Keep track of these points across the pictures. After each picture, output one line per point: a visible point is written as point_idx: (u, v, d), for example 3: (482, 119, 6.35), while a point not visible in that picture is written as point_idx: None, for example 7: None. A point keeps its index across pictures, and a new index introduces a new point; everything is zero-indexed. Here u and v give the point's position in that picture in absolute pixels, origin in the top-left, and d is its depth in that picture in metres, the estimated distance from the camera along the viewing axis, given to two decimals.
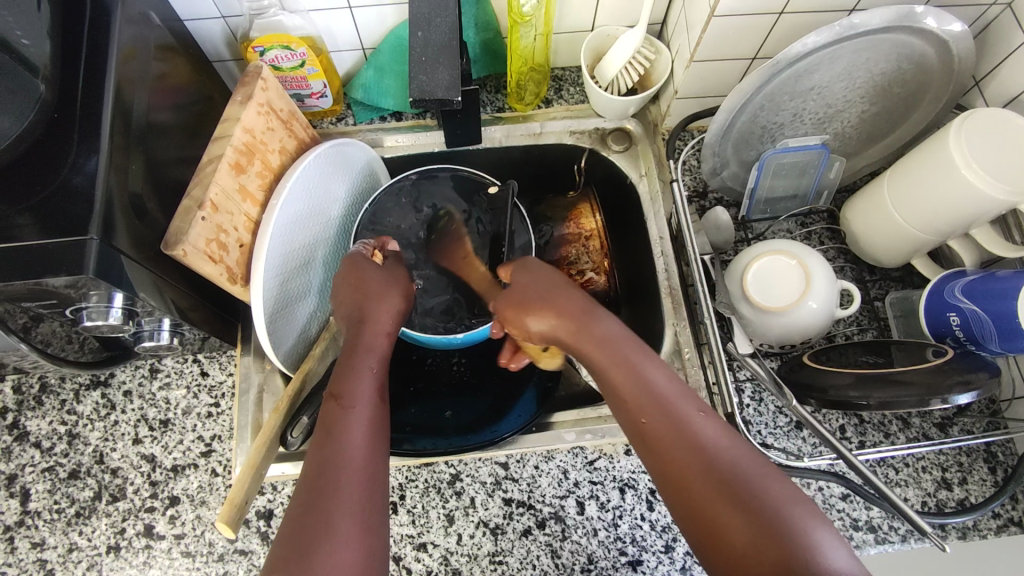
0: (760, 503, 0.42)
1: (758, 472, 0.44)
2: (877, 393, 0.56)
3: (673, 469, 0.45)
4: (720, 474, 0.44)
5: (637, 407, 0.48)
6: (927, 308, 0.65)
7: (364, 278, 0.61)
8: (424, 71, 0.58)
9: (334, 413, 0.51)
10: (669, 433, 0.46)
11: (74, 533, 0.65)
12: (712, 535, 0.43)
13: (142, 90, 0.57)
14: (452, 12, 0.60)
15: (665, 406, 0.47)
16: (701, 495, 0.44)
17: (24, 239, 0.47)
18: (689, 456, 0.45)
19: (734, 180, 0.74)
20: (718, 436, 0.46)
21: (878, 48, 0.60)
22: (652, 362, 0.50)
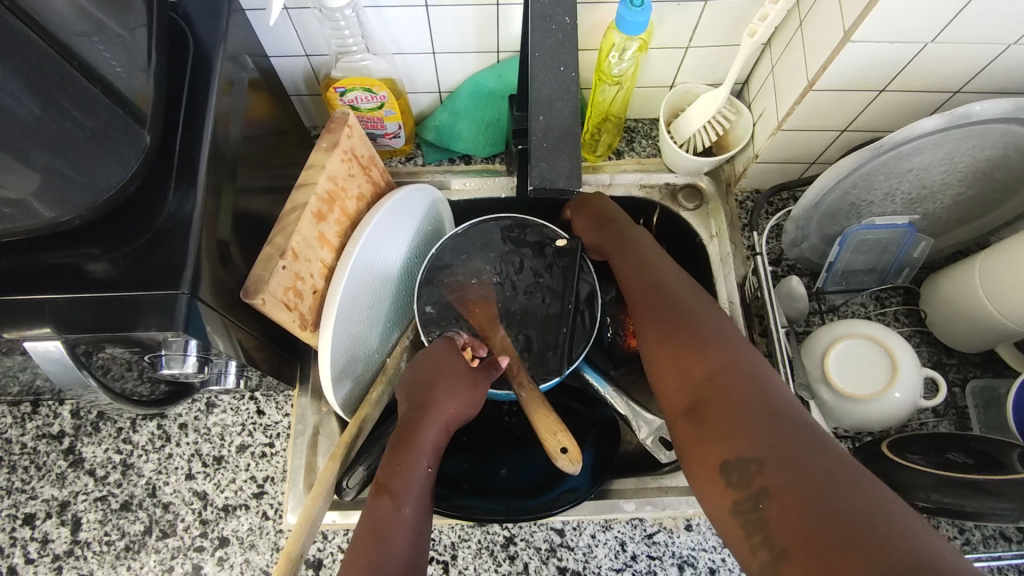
0: (695, 325, 0.52)
1: (701, 318, 0.52)
2: (971, 500, 0.53)
3: (641, 311, 0.57)
4: (667, 305, 0.55)
5: (629, 273, 0.61)
6: (1017, 404, 0.62)
7: (437, 372, 0.60)
8: (546, 160, 0.55)
9: (383, 508, 0.50)
10: (641, 288, 0.58)
11: (123, 567, 0.65)
12: (656, 357, 0.52)
13: (234, 134, 0.57)
14: (573, 94, 0.56)
15: (643, 269, 0.60)
16: (650, 326, 0.54)
17: (117, 288, 0.47)
18: (651, 296, 0.57)
19: (812, 252, 0.72)
20: (677, 287, 0.57)
21: (985, 137, 0.57)
22: (642, 242, 0.64)
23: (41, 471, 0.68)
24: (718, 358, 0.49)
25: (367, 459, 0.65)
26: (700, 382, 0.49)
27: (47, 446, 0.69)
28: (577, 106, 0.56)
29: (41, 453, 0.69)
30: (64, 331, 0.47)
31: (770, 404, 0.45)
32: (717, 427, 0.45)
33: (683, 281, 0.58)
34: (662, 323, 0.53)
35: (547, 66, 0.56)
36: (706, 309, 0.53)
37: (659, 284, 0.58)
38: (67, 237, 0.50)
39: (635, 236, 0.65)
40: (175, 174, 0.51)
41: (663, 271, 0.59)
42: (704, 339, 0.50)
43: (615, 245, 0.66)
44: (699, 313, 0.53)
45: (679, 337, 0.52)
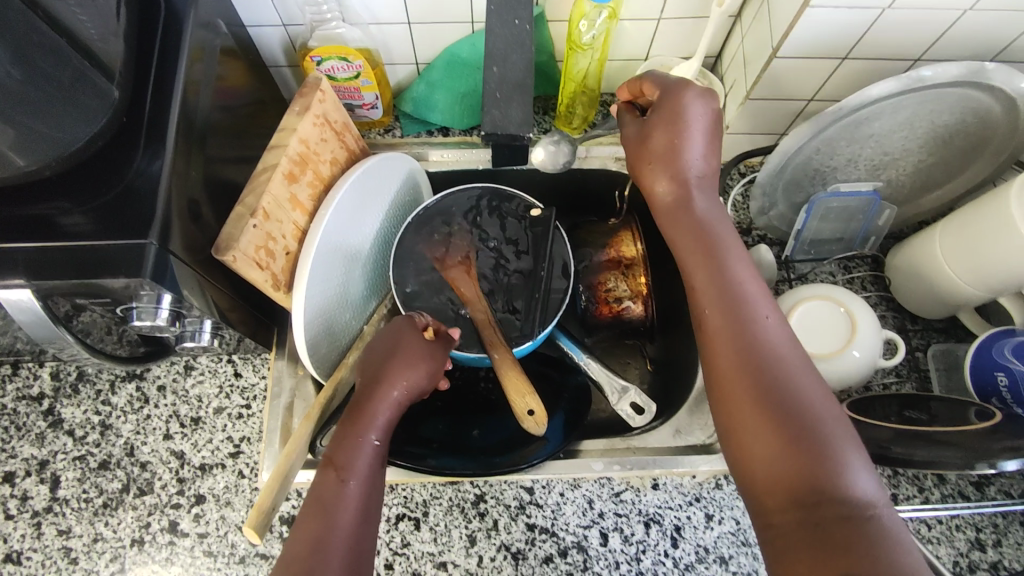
0: (808, 428, 0.43)
1: (812, 400, 0.45)
2: (921, 451, 0.55)
3: (728, 378, 0.47)
4: (771, 389, 0.45)
5: (711, 313, 0.49)
6: (974, 366, 0.64)
7: (398, 342, 0.59)
8: (498, 107, 0.59)
9: (332, 482, 0.50)
10: (735, 353, 0.47)
11: (101, 524, 0.66)
12: (744, 439, 0.45)
13: (206, 96, 0.58)
14: (525, 47, 0.61)
15: (740, 321, 0.48)
16: (747, 401, 0.46)
17: (85, 239, 0.49)
18: (754, 367, 0.46)
19: (780, 220, 0.73)
20: (768, 348, 0.47)
21: (942, 101, 0.59)
22: (734, 272, 0.51)
23: (21, 431, 0.69)
24: (832, 479, 0.41)
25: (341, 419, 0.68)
26: (795, 487, 0.42)
27: (26, 407, 0.70)
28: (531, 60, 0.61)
29: (21, 414, 0.70)
30: (33, 280, 0.48)
31: (890, 529, 0.39)
32: (831, 547, 0.39)
33: (795, 350, 0.47)
34: (756, 400, 0.45)
35: (503, 19, 0.62)
36: (824, 408, 0.44)
37: (764, 351, 0.47)
38: (39, 190, 0.51)
39: (729, 266, 0.51)
40: (146, 131, 0.52)
41: (767, 331, 0.48)
42: (816, 437, 0.43)
43: (701, 262, 0.52)
44: (816, 413, 0.44)
45: (784, 423, 0.44)
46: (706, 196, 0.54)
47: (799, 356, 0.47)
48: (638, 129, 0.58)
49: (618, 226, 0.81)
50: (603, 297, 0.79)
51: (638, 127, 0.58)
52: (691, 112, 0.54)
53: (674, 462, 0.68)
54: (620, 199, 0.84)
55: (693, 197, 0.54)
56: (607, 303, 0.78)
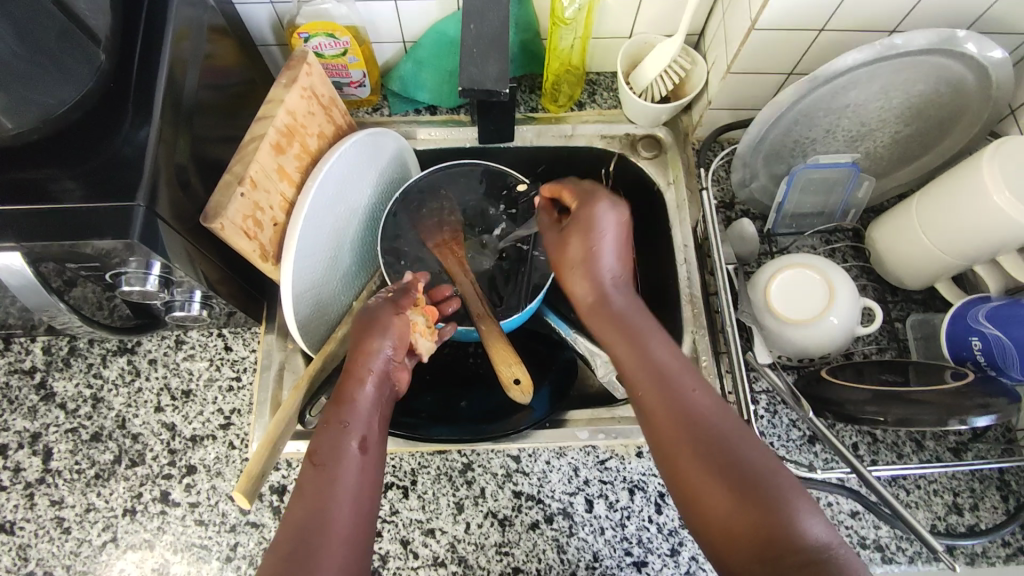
0: (756, 486, 0.44)
1: (745, 451, 0.46)
2: (895, 409, 0.56)
3: (674, 451, 0.47)
4: (713, 458, 0.46)
5: (644, 394, 0.49)
6: (949, 332, 0.66)
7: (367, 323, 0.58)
8: (474, 63, 0.63)
9: (319, 472, 0.48)
10: (676, 423, 0.47)
11: (93, 494, 0.67)
12: (701, 506, 0.45)
13: (193, 68, 0.59)
14: (503, 5, 0.66)
15: (673, 396, 0.48)
16: (690, 467, 0.46)
17: (74, 203, 0.49)
18: (694, 441, 0.46)
19: (762, 193, 0.75)
20: (701, 409, 0.48)
21: (915, 70, 0.61)
22: (657, 354, 0.51)
23: (13, 404, 0.70)
24: (789, 532, 0.42)
25: None
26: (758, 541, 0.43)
27: (19, 381, 0.71)
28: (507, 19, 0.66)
29: (13, 387, 0.71)
30: (23, 241, 0.49)
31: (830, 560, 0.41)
32: None
33: (725, 415, 0.48)
34: (700, 459, 0.46)
35: None
36: (762, 465, 0.45)
37: (699, 420, 0.47)
38: (28, 156, 0.52)
39: (653, 349, 0.52)
40: (133, 98, 0.53)
41: (699, 402, 0.48)
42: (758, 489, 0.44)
43: (624, 340, 0.52)
44: (761, 470, 0.45)
45: (727, 480, 0.45)
46: (622, 289, 0.55)
47: (722, 407, 0.48)
48: (554, 241, 0.60)
49: None
50: None
51: (557, 237, 0.60)
52: (602, 216, 0.56)
53: None
54: (608, 177, 0.86)
55: (611, 298, 0.55)
56: None
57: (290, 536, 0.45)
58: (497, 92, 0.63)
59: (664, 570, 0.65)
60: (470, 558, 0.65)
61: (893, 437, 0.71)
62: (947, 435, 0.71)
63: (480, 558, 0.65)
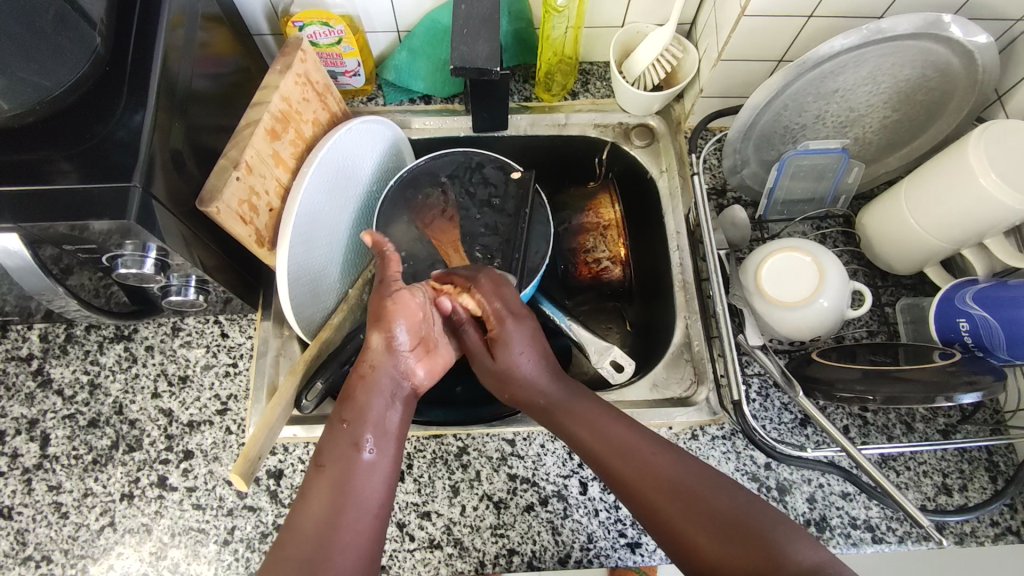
0: (740, 523, 0.48)
1: (722, 494, 0.50)
2: (884, 388, 0.57)
3: (654, 508, 0.51)
4: (698, 506, 0.49)
5: (615, 465, 0.54)
6: (937, 314, 0.66)
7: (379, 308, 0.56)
8: (466, 44, 0.64)
9: (325, 476, 0.50)
10: (647, 483, 0.52)
11: (90, 479, 0.67)
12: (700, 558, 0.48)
13: (188, 54, 0.59)
14: None
15: (642, 459, 0.53)
16: (681, 517, 0.49)
17: (70, 184, 0.50)
18: (671, 494, 0.51)
19: (754, 179, 0.76)
20: (676, 466, 0.52)
21: (903, 54, 0.62)
22: (616, 429, 0.56)
23: (11, 391, 0.71)
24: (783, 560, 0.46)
25: (325, 375, 0.67)
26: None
27: (16, 367, 0.72)
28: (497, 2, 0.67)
29: (10, 374, 0.71)
30: (20, 223, 0.49)
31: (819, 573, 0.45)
32: None
33: (698, 471, 0.52)
34: (688, 509, 0.50)
35: None
36: (737, 505, 0.50)
37: (666, 476, 0.52)
38: (24, 139, 0.52)
39: (608, 427, 0.56)
40: (128, 82, 0.54)
41: (664, 465, 0.52)
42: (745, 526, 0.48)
43: (585, 427, 0.57)
44: (739, 510, 0.49)
45: (715, 523, 0.49)
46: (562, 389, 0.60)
47: (692, 461, 0.53)
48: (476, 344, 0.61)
49: (595, 191, 0.83)
50: (583, 258, 0.81)
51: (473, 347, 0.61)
52: (513, 335, 0.59)
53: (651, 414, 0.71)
54: (601, 166, 0.88)
55: (553, 401, 0.59)
56: (587, 264, 0.81)
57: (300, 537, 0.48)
58: (489, 71, 0.65)
59: (657, 551, 0.66)
60: (465, 540, 0.66)
61: (884, 419, 0.72)
62: (937, 417, 0.72)
63: (476, 540, 0.66)
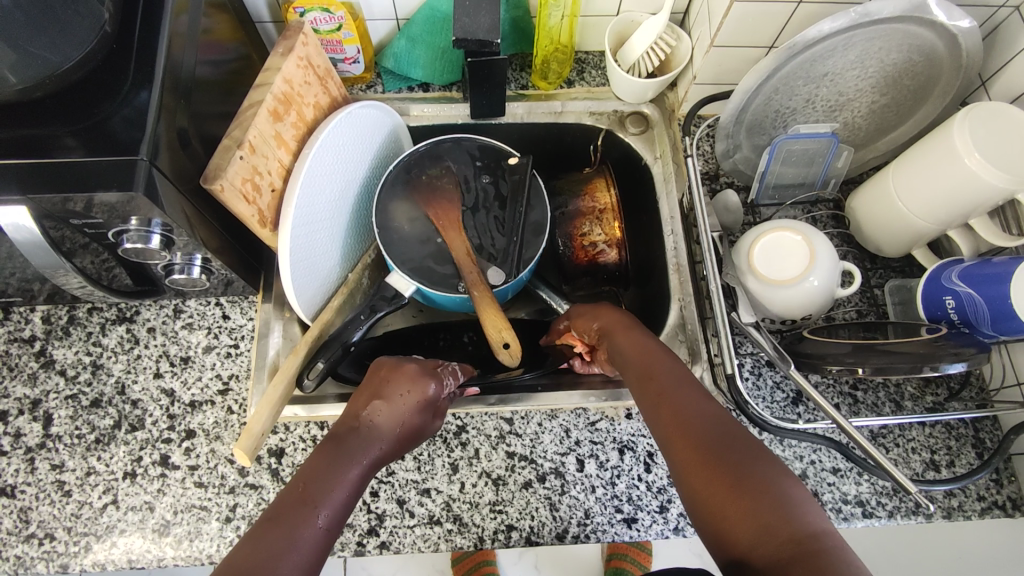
0: (763, 478, 0.46)
1: (744, 447, 0.48)
2: (873, 360, 0.59)
3: (684, 450, 0.50)
4: (714, 452, 0.48)
5: (665, 404, 0.54)
6: (924, 293, 0.68)
7: (389, 378, 0.62)
8: (468, 16, 0.66)
9: (325, 477, 0.53)
10: (680, 424, 0.52)
11: (93, 458, 0.68)
12: (712, 506, 0.47)
13: (192, 38, 0.61)
14: None
15: (690, 407, 0.52)
16: (691, 459, 0.49)
17: (77, 158, 0.51)
18: (703, 439, 0.49)
19: (745, 164, 0.77)
20: (704, 414, 0.52)
21: (889, 39, 0.64)
22: (676, 376, 0.56)
23: (13, 371, 0.71)
24: (792, 520, 0.43)
25: (326, 355, 0.68)
26: (757, 527, 0.44)
27: (19, 349, 0.72)
28: None
29: (13, 355, 0.72)
30: (26, 195, 0.50)
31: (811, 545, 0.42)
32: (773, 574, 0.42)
33: (727, 424, 0.50)
34: (702, 453, 0.49)
35: None
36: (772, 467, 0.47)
37: (704, 422, 0.51)
38: (31, 116, 0.53)
39: (675, 376, 0.56)
40: (134, 61, 0.55)
41: (708, 416, 0.51)
42: (748, 480, 0.46)
43: (642, 365, 0.59)
44: (754, 466, 0.47)
45: (721, 471, 0.47)
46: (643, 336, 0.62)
47: (722, 413, 0.52)
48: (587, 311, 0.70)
49: (591, 175, 0.85)
50: (580, 242, 0.83)
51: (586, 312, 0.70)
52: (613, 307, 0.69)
53: None
54: (596, 152, 0.90)
55: (632, 335, 0.63)
56: (583, 247, 0.83)
57: (275, 519, 0.49)
58: (489, 45, 0.67)
59: (653, 526, 0.67)
60: (464, 516, 0.67)
61: (873, 398, 0.73)
62: (925, 396, 0.73)
63: (475, 516, 0.67)
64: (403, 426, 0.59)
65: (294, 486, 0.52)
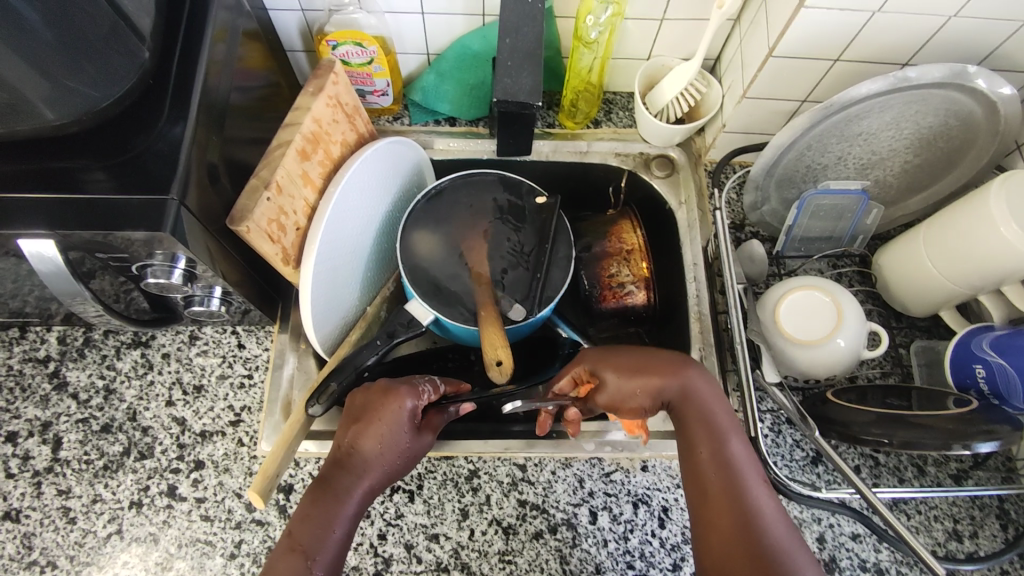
0: (770, 540, 0.48)
1: (765, 504, 0.50)
2: (901, 433, 0.58)
3: (714, 498, 0.52)
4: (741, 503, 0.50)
5: (706, 456, 0.54)
6: (953, 358, 0.66)
7: (366, 402, 0.58)
8: (510, 75, 0.67)
9: (311, 525, 0.50)
10: (716, 465, 0.53)
11: (100, 485, 0.67)
12: (723, 553, 0.49)
13: (228, 70, 0.61)
14: (538, 21, 0.69)
15: (727, 476, 0.52)
16: (717, 504, 0.51)
17: (108, 193, 0.51)
18: (731, 500, 0.51)
19: (773, 216, 0.77)
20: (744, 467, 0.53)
21: (926, 103, 0.64)
22: (719, 421, 0.56)
23: (25, 392, 0.71)
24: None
25: (339, 376, 0.66)
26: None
27: (32, 369, 0.72)
28: (541, 33, 0.69)
29: (26, 375, 0.72)
30: (55, 229, 0.50)
31: None
32: None
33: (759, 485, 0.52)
34: (731, 505, 0.51)
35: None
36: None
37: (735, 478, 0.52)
38: (65, 147, 0.54)
39: (723, 432, 0.55)
40: (169, 96, 0.55)
41: (797, 563, 0.47)
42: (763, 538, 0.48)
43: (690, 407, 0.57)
44: (760, 516, 0.49)
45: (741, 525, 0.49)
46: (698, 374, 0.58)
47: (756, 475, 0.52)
48: (629, 357, 0.59)
49: (615, 218, 0.85)
50: (607, 282, 0.82)
51: (619, 355, 0.60)
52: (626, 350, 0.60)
53: (664, 446, 0.70)
54: (616, 196, 0.90)
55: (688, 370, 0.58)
56: (611, 289, 0.81)
57: None
58: (530, 105, 0.67)
59: None
60: (473, 564, 0.66)
61: (895, 461, 0.72)
62: (949, 462, 0.71)
63: (483, 566, 0.66)
64: (388, 451, 0.55)
65: (285, 533, 0.51)
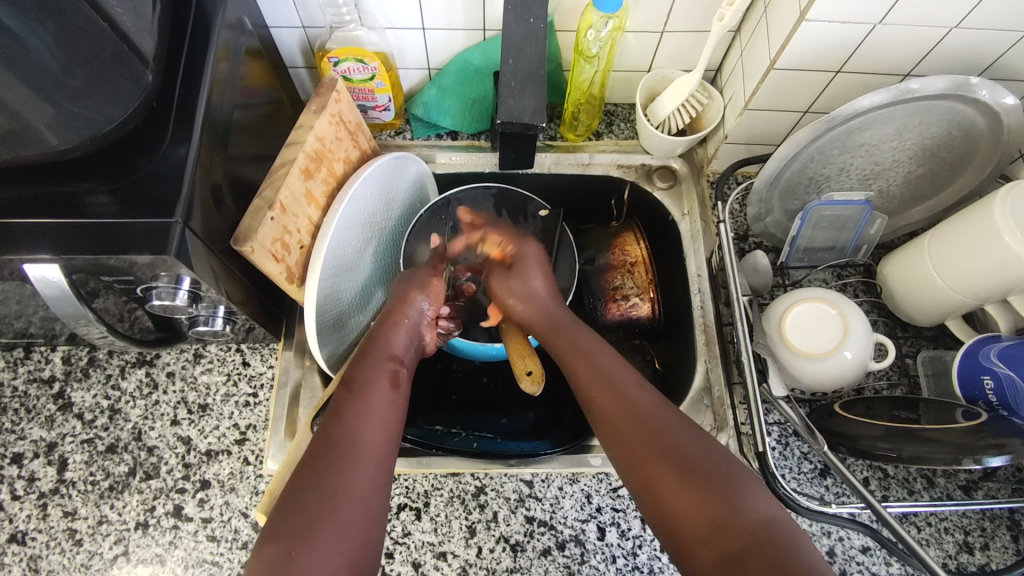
0: (671, 440, 0.50)
1: (658, 407, 0.53)
2: (909, 448, 0.58)
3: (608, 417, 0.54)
4: (632, 414, 0.52)
5: (592, 383, 0.56)
6: (960, 370, 0.65)
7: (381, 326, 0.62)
8: (512, 92, 0.67)
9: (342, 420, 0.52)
10: (598, 385, 0.56)
11: (106, 506, 0.67)
12: (636, 468, 0.50)
13: (230, 90, 0.61)
14: (539, 38, 0.69)
15: (615, 391, 0.55)
16: (612, 417, 0.53)
17: (112, 218, 0.51)
18: (622, 411, 0.53)
19: (777, 227, 0.76)
20: (625, 380, 0.55)
21: (930, 114, 0.64)
22: (598, 348, 0.59)
23: (30, 413, 0.71)
24: (696, 469, 0.48)
25: None
26: (679, 476, 0.48)
27: (37, 390, 0.72)
28: (542, 49, 0.69)
29: (31, 396, 0.72)
30: (59, 254, 0.50)
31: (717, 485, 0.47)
32: (713, 523, 0.45)
33: (651, 397, 0.54)
34: (625, 415, 0.53)
35: (519, 16, 0.69)
36: (752, 504, 0.46)
37: (618, 391, 0.54)
38: (69, 171, 0.54)
39: (602, 358, 0.58)
40: (173, 117, 0.55)
41: (693, 446, 0.49)
42: (655, 435, 0.50)
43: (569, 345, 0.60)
44: (652, 415, 0.52)
45: (634, 431, 0.51)
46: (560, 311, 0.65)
47: (649, 392, 0.55)
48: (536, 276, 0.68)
49: (618, 229, 0.85)
50: (611, 295, 0.82)
51: (539, 269, 0.69)
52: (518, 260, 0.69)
53: None
54: (619, 206, 0.89)
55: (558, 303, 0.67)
56: (614, 301, 0.81)
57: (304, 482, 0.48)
58: (533, 127, 0.66)
59: None
60: None
61: (904, 473, 0.71)
62: (958, 473, 0.71)
63: None
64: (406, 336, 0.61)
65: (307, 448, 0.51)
